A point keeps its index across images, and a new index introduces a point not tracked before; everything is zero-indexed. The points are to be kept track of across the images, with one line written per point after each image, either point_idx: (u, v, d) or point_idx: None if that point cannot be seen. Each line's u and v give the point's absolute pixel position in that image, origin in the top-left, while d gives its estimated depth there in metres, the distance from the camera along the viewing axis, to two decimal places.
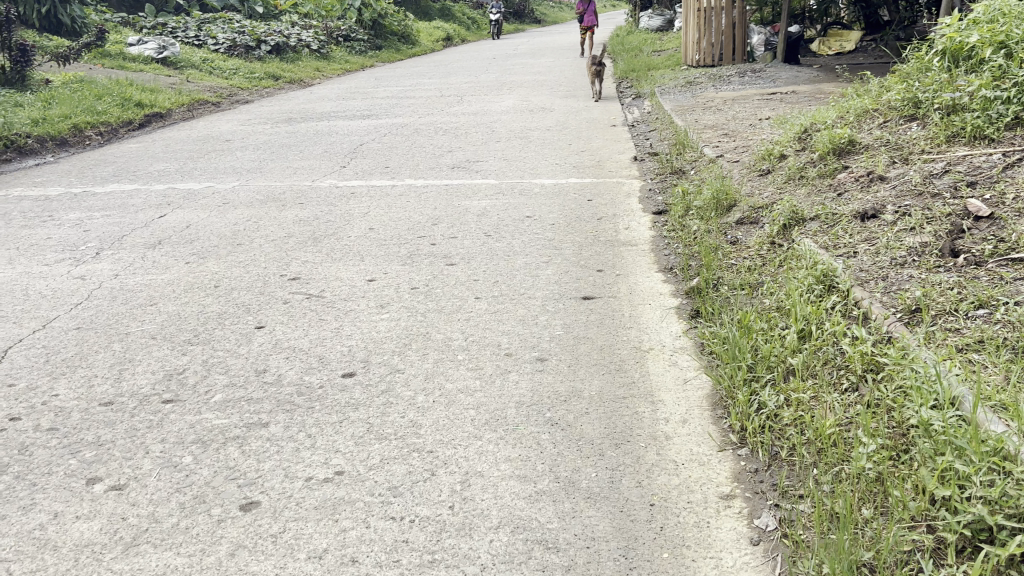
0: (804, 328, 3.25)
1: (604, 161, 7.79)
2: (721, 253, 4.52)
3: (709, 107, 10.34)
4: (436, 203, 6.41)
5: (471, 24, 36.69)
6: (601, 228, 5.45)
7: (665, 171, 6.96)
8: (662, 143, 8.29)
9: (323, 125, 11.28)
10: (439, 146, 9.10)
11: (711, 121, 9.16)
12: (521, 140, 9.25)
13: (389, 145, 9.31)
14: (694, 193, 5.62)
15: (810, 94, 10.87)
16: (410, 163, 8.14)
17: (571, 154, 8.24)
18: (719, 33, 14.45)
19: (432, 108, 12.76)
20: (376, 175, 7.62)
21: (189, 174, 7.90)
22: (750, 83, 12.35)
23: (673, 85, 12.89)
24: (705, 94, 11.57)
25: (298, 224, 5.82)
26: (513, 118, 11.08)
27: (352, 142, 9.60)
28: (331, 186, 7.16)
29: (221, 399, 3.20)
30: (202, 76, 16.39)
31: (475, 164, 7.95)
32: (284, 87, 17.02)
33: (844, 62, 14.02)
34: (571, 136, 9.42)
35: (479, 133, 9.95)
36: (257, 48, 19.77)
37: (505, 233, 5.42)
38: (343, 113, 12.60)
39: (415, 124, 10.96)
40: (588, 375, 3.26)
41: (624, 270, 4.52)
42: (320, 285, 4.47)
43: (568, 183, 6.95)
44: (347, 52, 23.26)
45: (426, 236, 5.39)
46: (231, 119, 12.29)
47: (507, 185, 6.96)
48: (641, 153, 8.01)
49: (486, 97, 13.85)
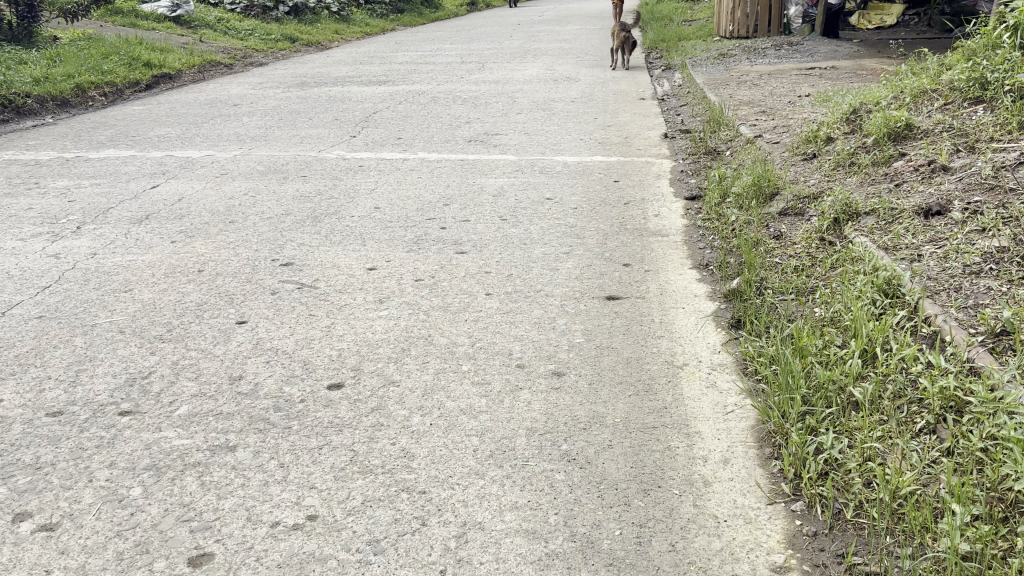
0: (868, 350, 2.74)
1: (632, 138, 7.27)
2: (764, 249, 4.01)
3: (744, 82, 9.74)
4: (450, 180, 5.94)
5: None
6: (629, 215, 4.95)
7: (699, 151, 6.43)
8: (694, 121, 7.74)
9: (337, 91, 10.79)
10: (456, 117, 8.60)
11: (747, 97, 8.58)
12: (543, 112, 8.72)
13: (404, 114, 8.82)
14: (732, 177, 5.10)
15: (852, 70, 10.22)
16: (424, 134, 7.66)
17: (595, 129, 7.71)
18: (754, 3, 13.68)
19: (452, 75, 12.22)
20: (388, 147, 7.14)
21: (190, 142, 7.47)
22: (787, 57, 11.70)
23: (705, 57, 12.26)
24: (739, 67, 10.94)
25: (298, 200, 5.38)
26: (536, 88, 10.53)
27: (365, 110, 9.12)
28: (338, 157, 6.69)
29: (186, 412, 2.77)
30: (216, 36, 15.90)
31: (493, 138, 7.45)
32: (300, 50, 16.51)
33: (886, 37, 13.30)
34: (597, 108, 8.88)
35: (499, 103, 9.43)
36: (275, 9, 19.22)
37: (522, 217, 4.94)
38: (359, 79, 12.09)
39: (433, 92, 10.44)
40: (611, 396, 2.79)
41: (655, 265, 4.03)
42: (314, 273, 4.04)
43: (592, 162, 6.44)
44: (367, 15, 22.65)
45: (435, 218, 4.93)
46: (242, 83, 11.83)
47: (526, 161, 6.47)
48: (671, 130, 7.47)
49: (509, 64, 13.29)
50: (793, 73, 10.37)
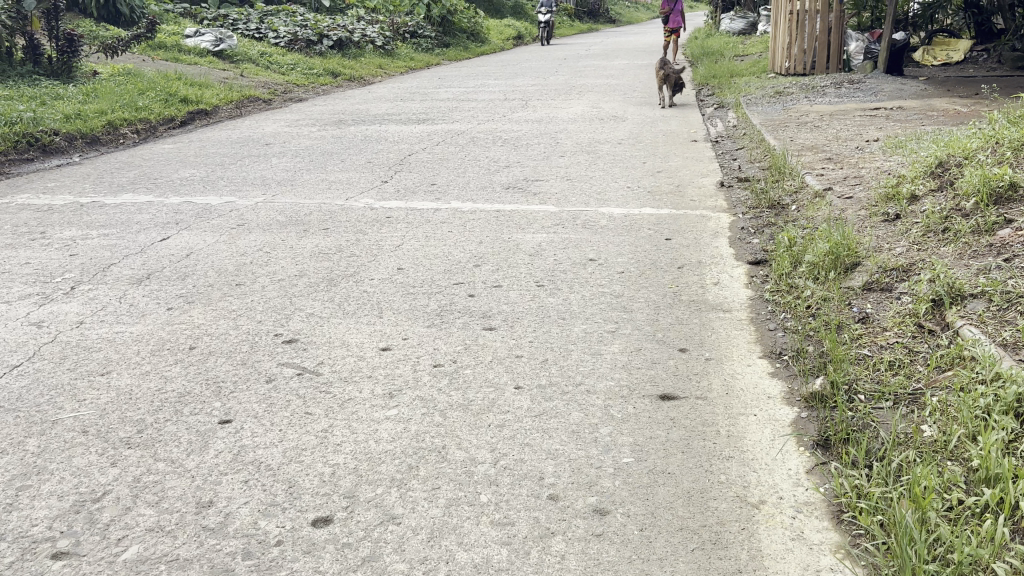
0: (1011, 505, 2.10)
1: (684, 187, 6.66)
2: (850, 336, 3.37)
3: (804, 123, 9.10)
4: (483, 235, 5.39)
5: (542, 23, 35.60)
6: (683, 283, 4.33)
7: (761, 203, 5.81)
8: (754, 167, 7.12)
9: (374, 129, 10.40)
10: (495, 160, 8.09)
11: (810, 141, 7.95)
12: (588, 155, 8.17)
13: (441, 157, 8.34)
14: (802, 241, 4.48)
15: (922, 111, 9.52)
16: (459, 180, 7.15)
17: (644, 176, 7.12)
18: (812, 38, 13.08)
19: (493, 113, 11.77)
20: (420, 194, 6.64)
21: (213, 186, 7.08)
22: (848, 96, 11.02)
23: (760, 95, 11.64)
24: (798, 107, 10.31)
25: (315, 257, 4.87)
26: (581, 128, 10.02)
27: (400, 151, 8.68)
28: (365, 207, 6.21)
29: (135, 556, 2.23)
30: (258, 71, 15.75)
31: (533, 185, 6.91)
32: (342, 85, 16.26)
33: (954, 74, 12.53)
34: (646, 151, 8.32)
35: (541, 145, 8.92)
36: (319, 43, 19.10)
37: (562, 283, 4.36)
38: (398, 117, 11.70)
39: (473, 132, 9.97)
40: (670, 552, 2.18)
41: (717, 352, 3.41)
42: (320, 352, 3.50)
43: (641, 215, 5.84)
44: (412, 48, 22.49)
45: (463, 283, 4.37)
46: (278, 120, 11.54)
47: (568, 213, 5.90)
48: (728, 178, 6.86)
49: (553, 102, 12.80)
50: (857, 113, 9.70)
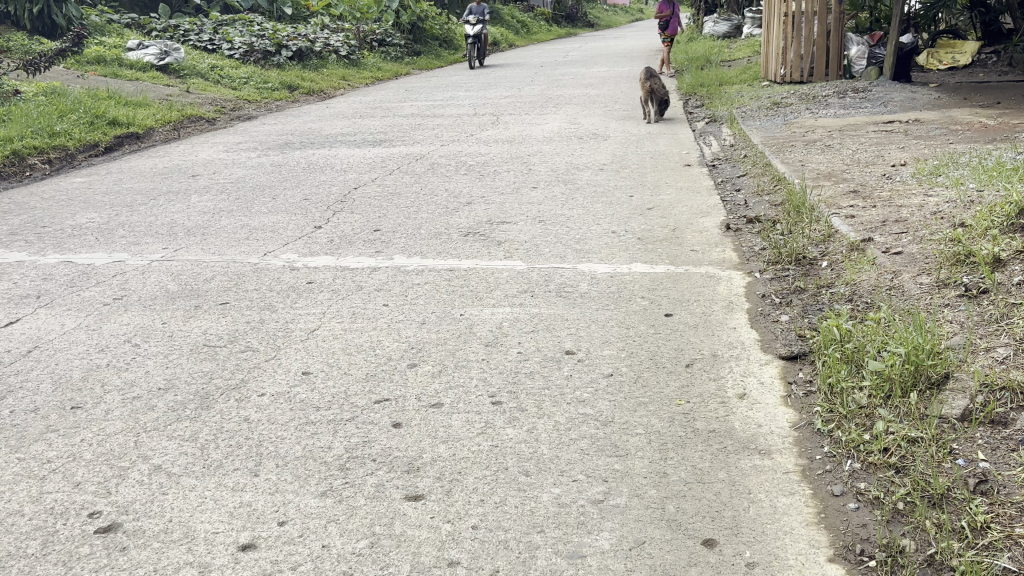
0: None
1: (681, 231, 5.44)
2: (971, 523, 2.17)
3: (812, 142, 7.95)
4: (428, 307, 4.17)
5: (517, 28, 34.39)
6: (696, 396, 3.10)
7: (781, 258, 4.60)
8: (763, 203, 5.96)
9: (320, 154, 9.17)
10: (455, 195, 6.85)
11: (823, 165, 6.81)
12: (564, 187, 6.96)
13: (392, 190, 7.10)
14: (856, 330, 3.27)
15: (943, 126, 8.41)
16: (409, 224, 5.91)
17: (633, 216, 5.89)
18: (809, 43, 11.98)
19: (460, 132, 10.58)
20: (357, 245, 5.41)
21: (108, 237, 5.82)
22: (855, 108, 9.88)
23: (757, 107, 10.51)
24: (801, 122, 9.17)
25: (195, 358, 3.63)
26: (556, 151, 8.83)
27: (345, 183, 7.45)
28: (285, 266, 4.96)
29: None
30: (206, 87, 14.49)
31: (496, 230, 5.67)
32: (299, 100, 14.99)
33: (965, 80, 11.42)
34: (631, 179, 7.13)
35: (510, 173, 7.71)
36: (278, 54, 17.83)
37: (525, 399, 3.11)
38: (352, 138, 10.48)
39: (434, 157, 8.73)
40: None
41: (763, 552, 2.18)
42: (143, 562, 2.25)
43: (631, 274, 4.60)
44: (380, 58, 21.25)
45: (389, 400, 3.13)
46: (217, 144, 10.28)
47: (539, 274, 4.65)
48: (734, 218, 5.66)
49: (527, 117, 11.58)
50: (870, 129, 8.56)
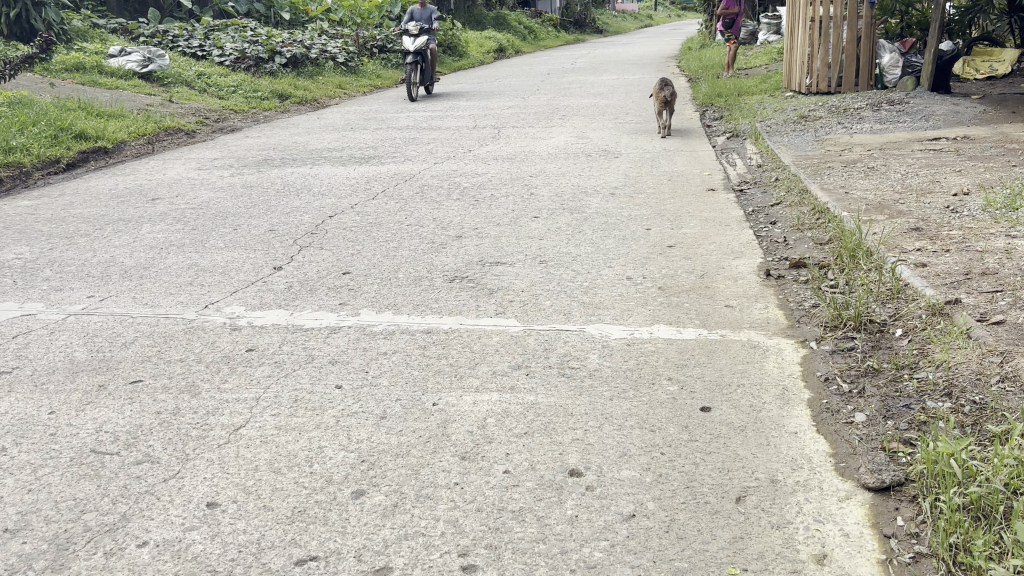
0: None
1: (711, 278, 4.51)
2: None
3: (851, 164, 7.02)
4: (392, 391, 3.24)
5: (524, 34, 33.58)
6: (755, 559, 2.17)
7: (842, 322, 3.67)
8: (806, 243, 5.03)
9: (300, 173, 8.29)
10: (444, 225, 5.93)
11: (872, 193, 5.87)
12: (570, 218, 6.02)
13: (373, 219, 6.18)
14: (978, 457, 2.34)
15: (998, 144, 7.46)
16: (386, 264, 4.98)
17: (651, 258, 4.94)
18: (838, 50, 11.05)
19: (455, 147, 9.69)
20: (319, 293, 4.49)
21: (28, 280, 4.92)
22: (892, 123, 8.93)
23: (783, 120, 9.58)
24: (835, 139, 8.24)
25: (72, 474, 2.70)
26: (560, 171, 7.93)
27: (320, 209, 6.55)
28: (225, 325, 4.05)
29: None
30: (190, 97, 13.64)
31: (487, 274, 4.74)
32: (289, 110, 14.12)
33: (1009, 91, 10.48)
34: (647, 208, 6.20)
35: (508, 198, 6.81)
36: (270, 61, 16.99)
37: (510, 561, 2.19)
38: (339, 153, 9.59)
39: (425, 178, 7.79)
40: None
41: None
42: None
43: (653, 340, 3.66)
44: (380, 65, 20.41)
45: (318, 563, 2.21)
46: (190, 160, 9.41)
47: (536, 339, 3.71)
48: (773, 262, 4.73)
49: (530, 131, 10.69)
50: (915, 147, 7.62)
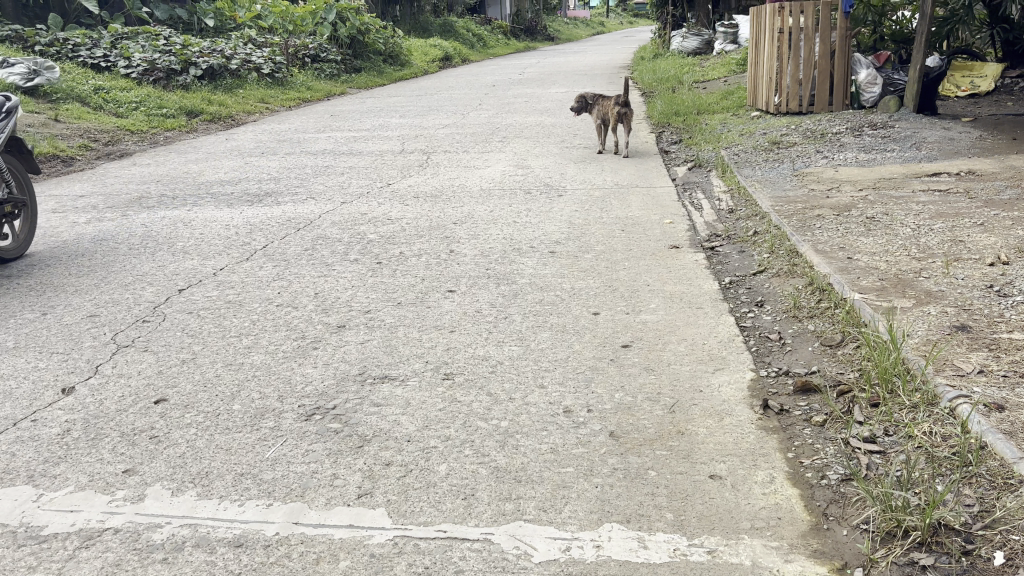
0: None
1: (685, 414, 3.10)
2: None
3: (844, 211, 5.72)
4: None
5: (473, 42, 32.17)
6: None
7: (899, 531, 2.31)
8: (809, 346, 3.68)
9: (171, 218, 6.70)
10: (324, 306, 4.42)
11: (882, 259, 4.57)
12: (494, 294, 4.58)
13: (233, 295, 4.65)
14: None
15: (1013, 182, 6.23)
16: (223, 385, 3.49)
17: (599, 370, 3.52)
18: (810, 66, 9.82)
19: (373, 180, 8.19)
20: (102, 449, 2.97)
21: None
22: (879, 151, 7.71)
23: (753, 148, 8.29)
24: (816, 175, 6.96)
25: None
26: (491, 217, 6.47)
27: (168, 280, 4.97)
28: None
29: None
30: (80, 115, 11.94)
31: (364, 403, 3.27)
32: (196, 129, 12.47)
33: (1001, 111, 9.35)
34: (595, 279, 4.77)
35: (418, 259, 5.32)
36: (184, 73, 15.30)
37: None
38: (231, 187, 8.02)
39: (322, 226, 6.26)
40: None
41: None
42: None
43: (599, 569, 2.23)
44: (312, 75, 18.82)
45: None
46: (48, 198, 7.75)
47: (409, 568, 2.26)
48: (768, 380, 3.36)
49: (464, 158, 9.25)
50: (916, 186, 6.35)
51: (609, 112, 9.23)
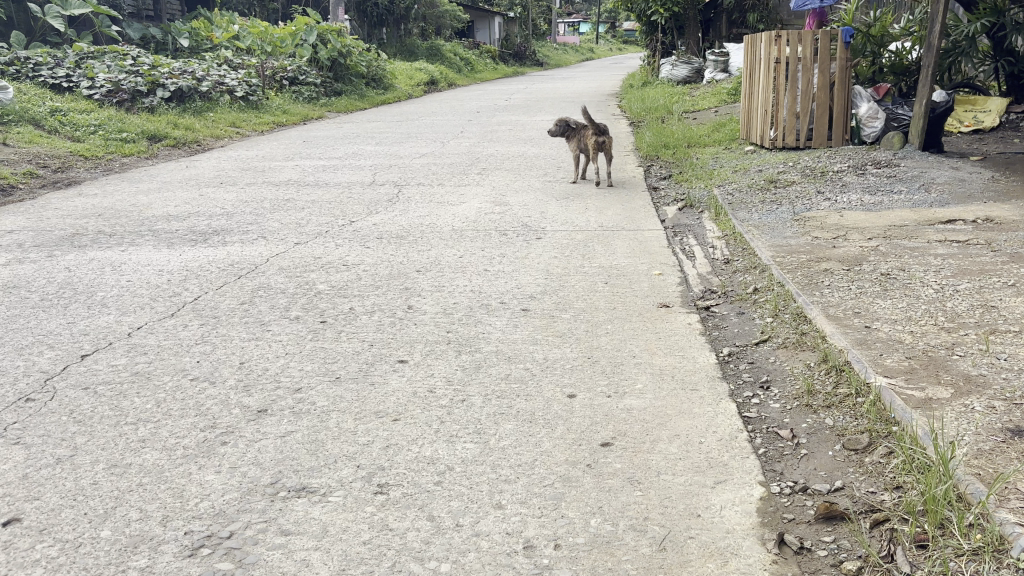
0: None
1: (679, 554, 2.41)
2: None
3: (854, 264, 5.08)
4: None
5: (460, 66, 31.64)
6: None
7: None
8: (829, 449, 2.99)
9: (100, 260, 5.97)
10: (247, 382, 3.70)
11: (907, 330, 3.90)
12: (453, 366, 3.88)
13: (143, 366, 3.91)
14: None
15: None
16: (97, 498, 2.75)
17: (572, 480, 2.81)
18: (808, 98, 9.26)
19: (335, 216, 7.50)
20: None
21: None
22: (885, 193, 7.10)
23: (748, 186, 7.68)
24: (818, 219, 6.34)
25: None
26: (458, 263, 5.78)
27: (71, 342, 4.23)
28: None
29: None
30: (32, 139, 11.22)
31: (269, 531, 2.55)
32: (158, 155, 11.77)
33: (1010, 149, 8.79)
34: (571, 348, 4.08)
35: (369, 317, 4.62)
36: (151, 95, 14.63)
37: None
38: (179, 222, 7.31)
39: (268, 274, 5.55)
40: None
41: None
42: None
43: None
44: (289, 99, 18.18)
45: None
46: None
47: None
48: (782, 502, 2.68)
49: (437, 193, 8.58)
50: (930, 235, 5.73)
51: (586, 142, 8.74)
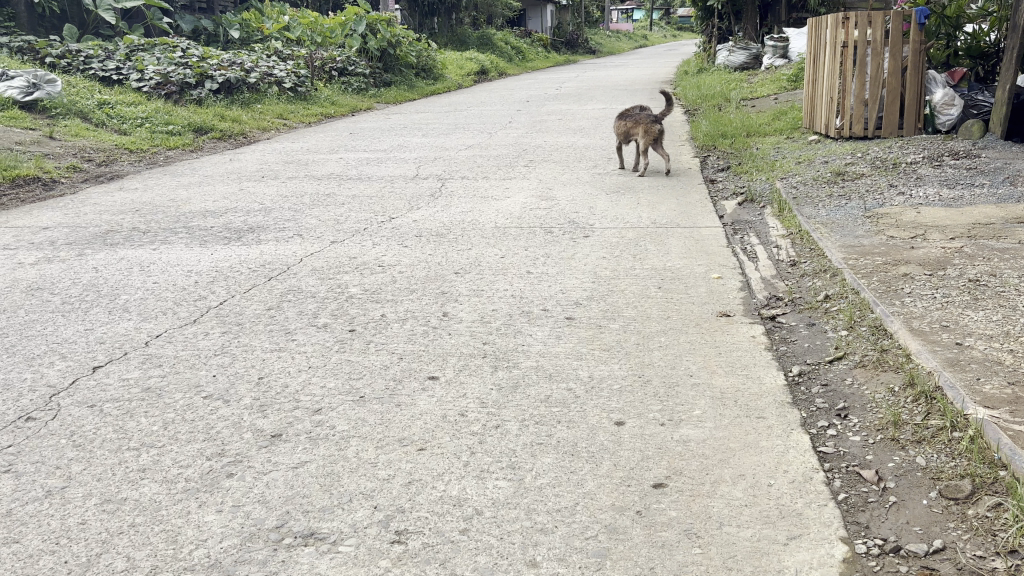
0: None
1: None
2: None
3: (937, 268, 4.57)
4: None
5: (511, 55, 31.18)
6: None
7: None
8: (923, 498, 2.55)
9: (130, 260, 5.75)
10: (263, 401, 3.38)
11: (1005, 349, 3.41)
12: (488, 384, 3.51)
13: (156, 380, 3.63)
14: None
15: None
16: (82, 542, 2.45)
17: (619, 531, 2.42)
18: (877, 84, 8.65)
19: (374, 213, 7.18)
20: None
21: None
22: (966, 186, 6.51)
23: (813, 179, 7.15)
24: (893, 216, 5.80)
25: None
26: (500, 264, 5.41)
27: (85, 352, 3.97)
28: None
29: None
30: (79, 132, 11.19)
31: None
32: (203, 148, 11.64)
33: None
34: (620, 364, 3.68)
35: (400, 325, 4.27)
36: (199, 86, 14.56)
37: None
38: (215, 219, 7.08)
39: (299, 275, 5.25)
40: None
41: None
42: None
43: None
44: (337, 89, 18.00)
45: None
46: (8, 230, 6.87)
47: None
48: (870, 567, 2.25)
49: (481, 186, 8.22)
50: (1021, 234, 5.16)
51: (639, 127, 8.33)
